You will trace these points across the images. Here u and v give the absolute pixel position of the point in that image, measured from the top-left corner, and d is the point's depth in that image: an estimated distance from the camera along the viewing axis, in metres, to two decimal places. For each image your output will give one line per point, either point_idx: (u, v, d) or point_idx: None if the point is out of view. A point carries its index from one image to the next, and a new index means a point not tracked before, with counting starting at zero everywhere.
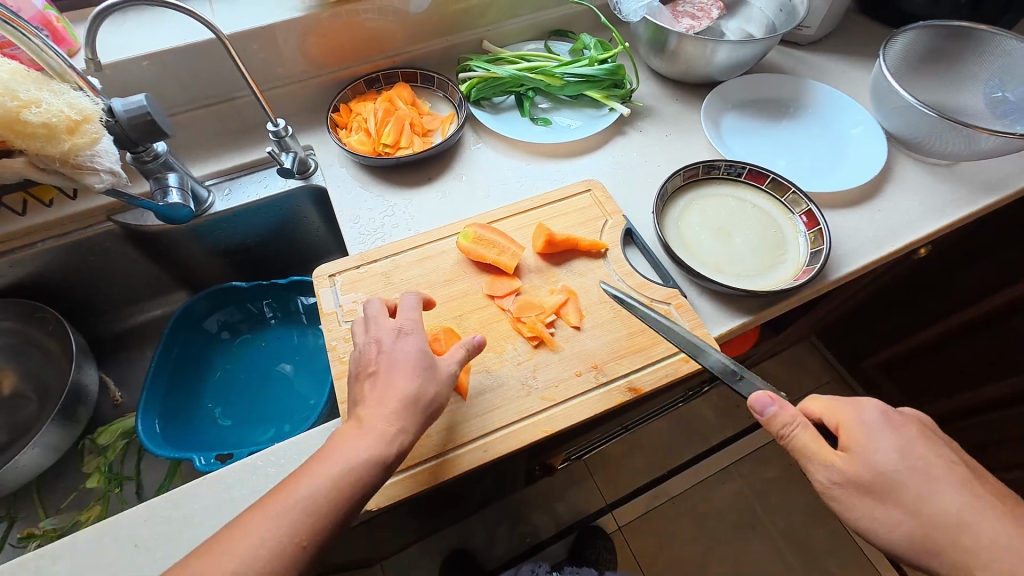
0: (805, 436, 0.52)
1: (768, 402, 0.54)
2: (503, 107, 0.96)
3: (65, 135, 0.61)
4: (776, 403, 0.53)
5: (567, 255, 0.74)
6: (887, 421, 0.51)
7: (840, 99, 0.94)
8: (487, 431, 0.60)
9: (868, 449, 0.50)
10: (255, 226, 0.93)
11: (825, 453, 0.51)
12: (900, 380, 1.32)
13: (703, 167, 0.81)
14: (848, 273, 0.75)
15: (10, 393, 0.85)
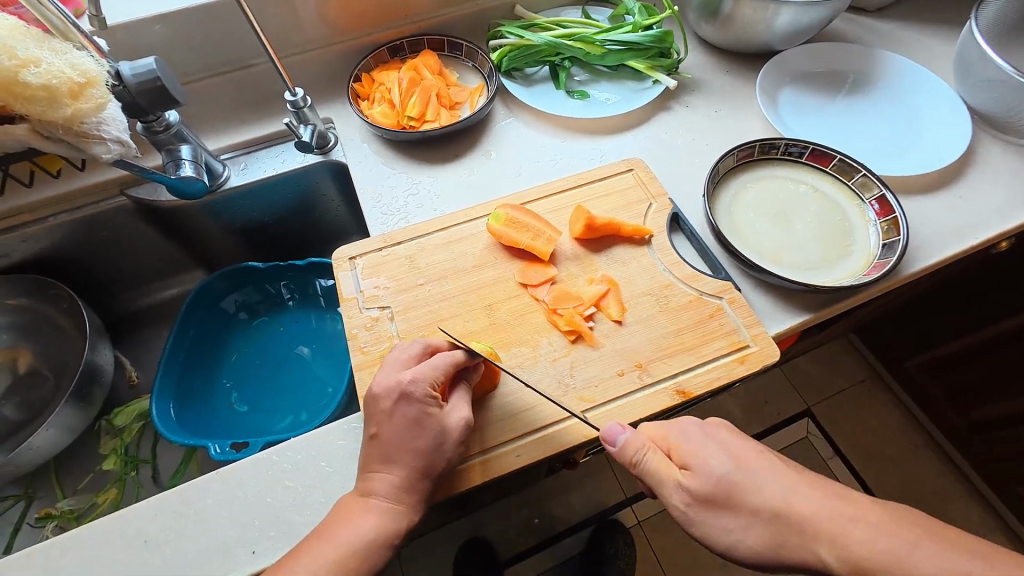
0: (656, 461, 0.49)
1: (619, 431, 0.51)
2: (536, 79, 0.89)
3: (67, 100, 0.56)
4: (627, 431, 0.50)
5: (607, 242, 0.68)
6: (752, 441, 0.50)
7: (915, 72, 0.84)
8: (519, 433, 0.55)
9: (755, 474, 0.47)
10: (272, 203, 0.89)
11: (673, 474, 0.49)
12: (950, 383, 1.23)
13: (760, 146, 0.73)
14: (925, 267, 0.67)
15: (25, 371, 0.83)
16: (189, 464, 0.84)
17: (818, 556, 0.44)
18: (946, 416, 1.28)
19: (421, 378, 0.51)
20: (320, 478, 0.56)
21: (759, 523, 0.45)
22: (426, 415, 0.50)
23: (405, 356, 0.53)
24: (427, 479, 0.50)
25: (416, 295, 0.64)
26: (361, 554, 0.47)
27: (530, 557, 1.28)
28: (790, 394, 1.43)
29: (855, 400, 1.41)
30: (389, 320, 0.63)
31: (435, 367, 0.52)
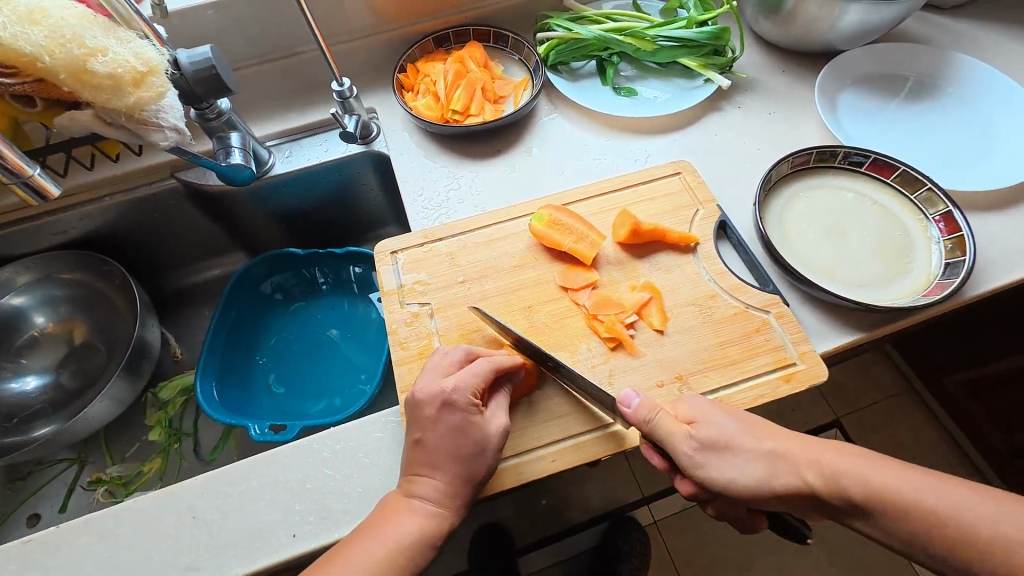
0: (667, 422, 0.50)
1: (633, 394, 0.51)
2: (582, 73, 0.86)
3: (130, 88, 0.57)
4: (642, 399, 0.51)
5: (650, 248, 0.66)
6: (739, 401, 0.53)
7: (992, 78, 0.78)
8: (555, 438, 0.55)
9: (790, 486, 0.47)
10: (313, 191, 0.90)
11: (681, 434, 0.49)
12: (993, 404, 1.17)
13: (817, 154, 0.70)
14: (990, 290, 0.63)
15: (80, 343, 0.87)
16: (228, 440, 0.87)
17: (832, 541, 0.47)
18: (988, 439, 1.22)
19: (464, 386, 0.51)
20: (357, 469, 0.57)
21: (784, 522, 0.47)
22: (465, 415, 0.50)
23: (445, 362, 0.54)
24: (463, 479, 0.50)
25: (456, 293, 0.65)
26: (398, 549, 0.47)
27: None
28: (820, 404, 1.39)
29: (889, 415, 1.36)
30: (428, 317, 0.63)
31: (477, 376, 0.52)
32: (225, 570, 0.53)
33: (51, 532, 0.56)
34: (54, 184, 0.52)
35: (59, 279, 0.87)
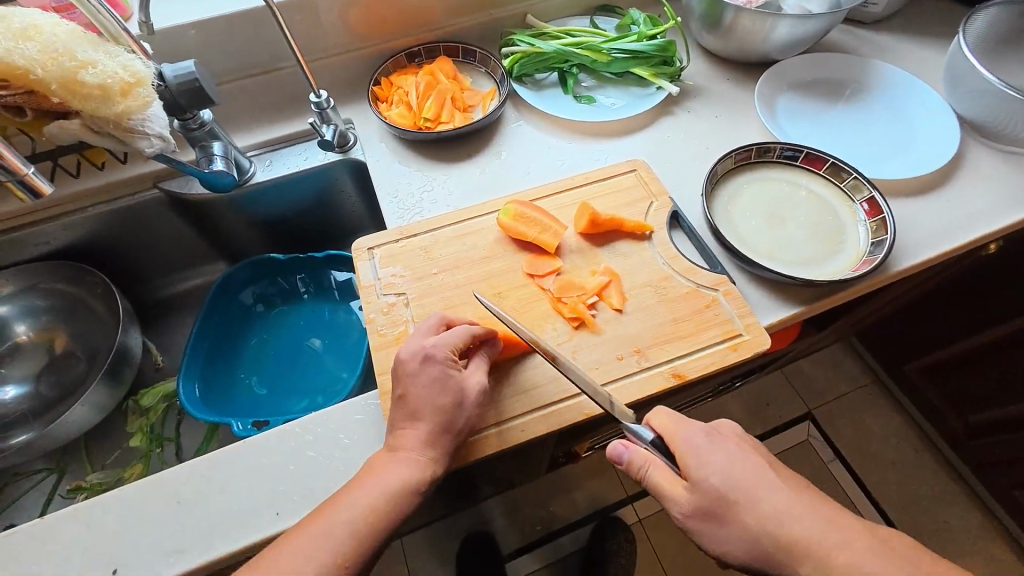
0: None
1: None
2: (546, 84, 0.93)
3: (119, 98, 0.62)
4: (629, 447, 0.54)
5: (610, 237, 0.72)
6: (713, 437, 0.52)
7: (908, 83, 0.88)
8: (522, 411, 0.60)
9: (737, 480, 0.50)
10: (290, 201, 0.93)
11: None
12: (949, 388, 1.24)
13: (756, 149, 0.77)
14: (914, 265, 0.70)
15: (60, 351, 0.89)
16: (210, 443, 0.87)
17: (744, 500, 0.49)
18: (945, 421, 1.30)
19: (442, 342, 0.57)
20: (337, 449, 0.60)
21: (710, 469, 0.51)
22: (455, 385, 0.56)
23: (426, 326, 0.60)
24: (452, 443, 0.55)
25: (430, 283, 0.69)
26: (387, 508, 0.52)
27: (534, 551, 1.24)
28: (793, 397, 1.45)
29: (852, 403, 1.43)
30: (404, 306, 0.67)
31: (457, 335, 0.58)
32: (210, 551, 0.55)
33: (35, 523, 0.57)
34: (47, 184, 0.64)
35: (42, 289, 0.88)
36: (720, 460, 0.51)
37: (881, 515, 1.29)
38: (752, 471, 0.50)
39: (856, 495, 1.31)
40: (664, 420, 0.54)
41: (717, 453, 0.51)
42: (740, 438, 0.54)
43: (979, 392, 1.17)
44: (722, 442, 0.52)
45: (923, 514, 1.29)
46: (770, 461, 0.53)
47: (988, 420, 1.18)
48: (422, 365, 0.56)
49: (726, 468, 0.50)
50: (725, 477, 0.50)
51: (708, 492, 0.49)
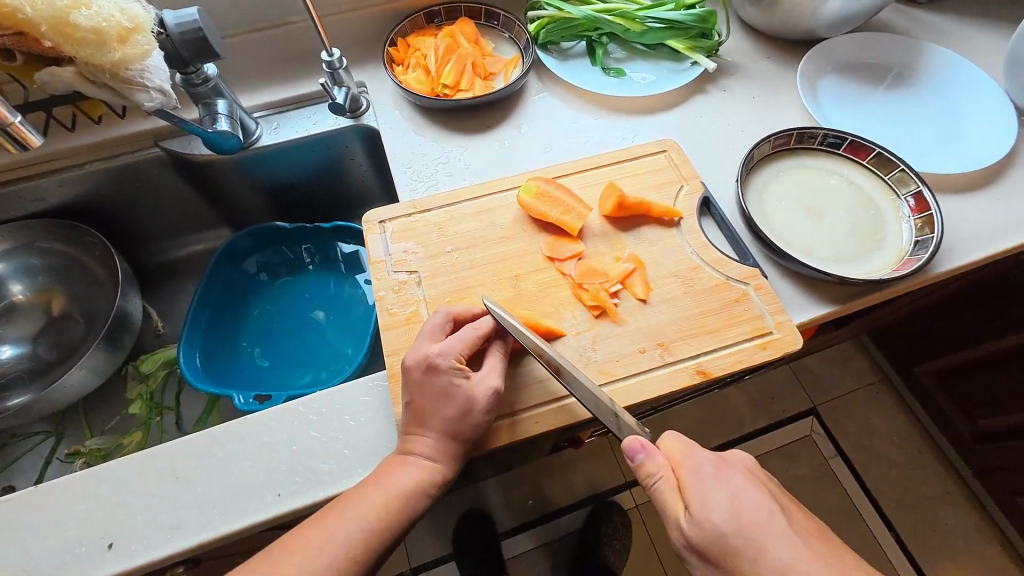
0: None
1: None
2: (572, 54, 0.87)
3: (116, 45, 0.57)
4: (644, 451, 0.50)
5: (636, 222, 0.68)
6: (719, 470, 0.49)
7: (963, 70, 0.81)
8: (537, 402, 0.57)
9: (743, 526, 0.45)
10: (296, 166, 0.88)
11: None
12: (960, 392, 1.17)
13: (797, 134, 0.72)
14: (958, 267, 0.66)
15: (58, 313, 0.86)
16: (210, 414, 0.85)
17: (761, 546, 0.44)
18: (952, 425, 1.23)
19: (448, 350, 0.54)
20: (342, 431, 0.58)
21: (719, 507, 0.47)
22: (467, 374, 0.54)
23: (431, 328, 0.56)
24: (463, 433, 0.53)
25: (444, 262, 0.65)
26: (394, 497, 0.51)
27: (528, 531, 1.21)
28: (796, 391, 1.37)
29: (855, 401, 1.35)
30: (416, 285, 0.64)
31: (462, 340, 0.55)
32: (210, 529, 0.53)
33: (30, 491, 0.55)
34: (39, 137, 0.60)
35: (38, 247, 0.85)
36: (723, 496, 0.47)
37: (879, 515, 1.22)
38: (756, 511, 0.46)
39: (856, 494, 1.25)
40: (668, 448, 0.52)
41: (720, 488, 0.48)
42: (750, 473, 0.49)
43: (989, 398, 1.11)
44: (729, 477, 0.48)
45: (924, 517, 1.22)
46: (781, 502, 0.48)
47: (998, 425, 1.12)
48: (428, 374, 0.53)
49: (728, 504, 0.47)
50: (725, 516, 0.46)
51: (705, 531, 0.46)
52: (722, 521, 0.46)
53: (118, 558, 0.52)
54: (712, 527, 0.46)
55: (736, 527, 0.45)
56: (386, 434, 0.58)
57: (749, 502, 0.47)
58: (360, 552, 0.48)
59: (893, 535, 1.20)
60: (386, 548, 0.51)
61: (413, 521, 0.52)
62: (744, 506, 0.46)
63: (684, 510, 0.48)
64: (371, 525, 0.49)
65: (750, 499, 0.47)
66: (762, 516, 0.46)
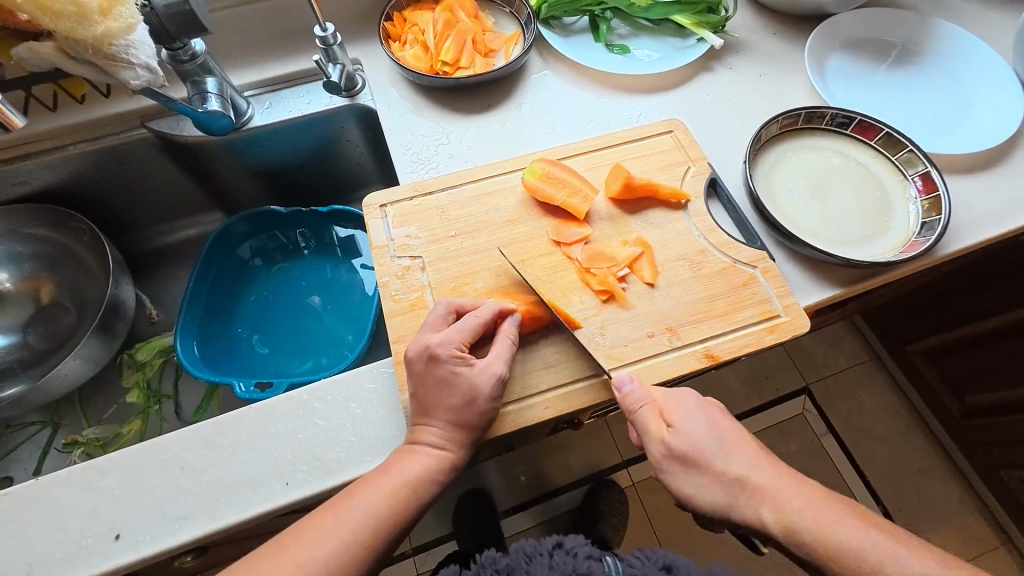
0: None
1: None
2: (575, 30, 0.84)
3: (97, 17, 0.54)
4: (632, 381, 0.53)
5: (643, 204, 0.67)
6: (697, 399, 0.52)
7: (971, 47, 0.80)
8: (546, 388, 0.57)
9: (723, 444, 0.49)
10: (291, 147, 0.85)
11: None
12: (950, 369, 1.19)
13: (805, 114, 0.71)
14: (962, 248, 0.66)
15: (48, 302, 0.83)
16: (210, 402, 0.84)
17: (760, 510, 0.47)
18: (940, 400, 1.25)
19: (449, 340, 0.54)
20: (349, 419, 0.57)
21: (703, 430, 0.50)
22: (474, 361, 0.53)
23: (433, 318, 0.56)
24: (470, 420, 0.53)
25: (448, 247, 0.64)
26: (402, 485, 0.50)
27: (528, 509, 1.22)
28: (791, 371, 1.39)
29: (847, 379, 1.38)
30: (420, 270, 0.62)
31: (464, 330, 0.54)
32: (217, 518, 0.52)
33: (31, 484, 0.54)
34: (20, 117, 0.58)
35: (24, 234, 0.82)
36: (703, 417, 0.51)
37: (865, 486, 1.26)
38: (730, 430, 0.50)
39: (845, 468, 1.28)
40: (649, 386, 0.54)
41: (701, 413, 0.51)
42: (722, 407, 0.54)
43: (978, 374, 1.13)
44: (706, 406, 0.52)
45: (908, 489, 1.25)
46: (747, 433, 0.53)
47: (986, 402, 1.14)
48: (429, 365, 0.53)
49: (707, 427, 0.50)
50: (705, 435, 0.49)
51: (688, 443, 0.49)
52: (707, 442, 0.49)
53: (125, 548, 0.52)
54: (689, 441, 0.49)
55: (713, 446, 0.49)
56: (393, 422, 0.57)
57: (726, 431, 0.50)
58: (368, 541, 0.48)
59: (877, 504, 1.24)
60: (396, 537, 0.51)
61: (421, 509, 0.52)
62: (720, 428, 0.50)
63: (668, 429, 0.50)
64: (379, 513, 0.49)
65: (724, 419, 0.51)
66: (736, 439, 0.50)
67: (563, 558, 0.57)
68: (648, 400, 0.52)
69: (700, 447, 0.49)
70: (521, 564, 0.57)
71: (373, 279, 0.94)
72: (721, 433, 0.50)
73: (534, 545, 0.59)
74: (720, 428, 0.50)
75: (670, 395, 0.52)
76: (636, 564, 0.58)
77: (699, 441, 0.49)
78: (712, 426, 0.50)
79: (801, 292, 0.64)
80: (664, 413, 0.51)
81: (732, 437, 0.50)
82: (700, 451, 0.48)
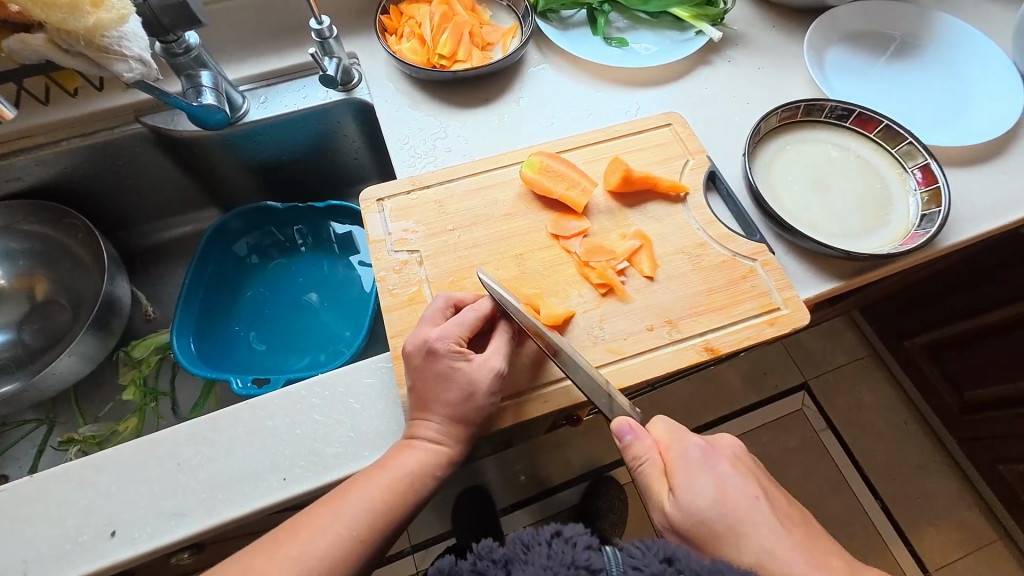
0: None
1: None
2: (572, 23, 0.84)
3: (89, 9, 0.53)
4: (636, 432, 0.51)
5: (642, 198, 0.66)
6: (706, 455, 0.50)
7: (970, 39, 0.80)
8: (545, 383, 0.56)
9: (729, 511, 0.48)
10: (287, 143, 0.85)
11: None
12: (949, 364, 1.19)
13: (804, 107, 0.70)
14: (962, 241, 0.66)
15: (43, 299, 0.83)
16: (207, 399, 0.84)
17: None
18: (938, 395, 1.26)
19: (447, 334, 0.53)
20: (347, 414, 0.57)
21: (707, 492, 0.48)
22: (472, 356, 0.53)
23: (432, 312, 0.55)
24: (468, 415, 0.52)
25: (446, 241, 0.63)
26: (400, 480, 0.50)
27: (528, 507, 1.22)
28: (791, 366, 1.39)
29: (846, 374, 1.38)
30: (418, 265, 0.62)
31: (462, 324, 0.54)
32: (214, 515, 0.52)
33: (26, 481, 0.54)
34: (12, 110, 0.57)
35: (18, 230, 0.81)
36: (709, 481, 0.49)
37: (864, 482, 1.26)
38: (740, 495, 0.48)
39: (844, 464, 1.28)
40: (657, 430, 0.53)
41: (707, 473, 0.49)
42: (735, 457, 0.51)
43: (976, 369, 1.13)
44: (716, 462, 0.50)
45: (906, 484, 1.26)
46: (762, 483, 0.51)
47: (984, 396, 1.14)
48: (427, 359, 0.52)
49: (712, 489, 0.48)
50: (710, 501, 0.48)
51: (688, 515, 0.48)
52: (709, 511, 0.48)
53: (122, 544, 0.51)
54: (690, 508, 0.48)
55: (717, 510, 0.48)
56: (390, 417, 0.57)
57: (733, 493, 0.48)
58: (364, 536, 0.48)
59: (876, 500, 1.24)
60: (392, 533, 0.50)
61: (418, 504, 0.51)
62: (728, 489, 0.49)
63: (670, 494, 0.49)
64: (376, 508, 0.49)
65: (733, 476, 0.49)
66: (744, 502, 0.48)
67: (561, 548, 0.48)
68: (653, 456, 0.51)
69: (702, 516, 0.48)
70: (518, 555, 0.49)
71: (370, 275, 0.93)
72: (727, 495, 0.48)
73: (531, 534, 0.50)
74: (728, 489, 0.49)
75: (677, 452, 0.51)
76: (635, 554, 0.46)
77: (702, 507, 0.48)
78: (719, 490, 0.48)
79: (801, 285, 0.64)
80: (668, 471, 0.50)
81: (740, 502, 0.48)
82: (700, 520, 0.47)
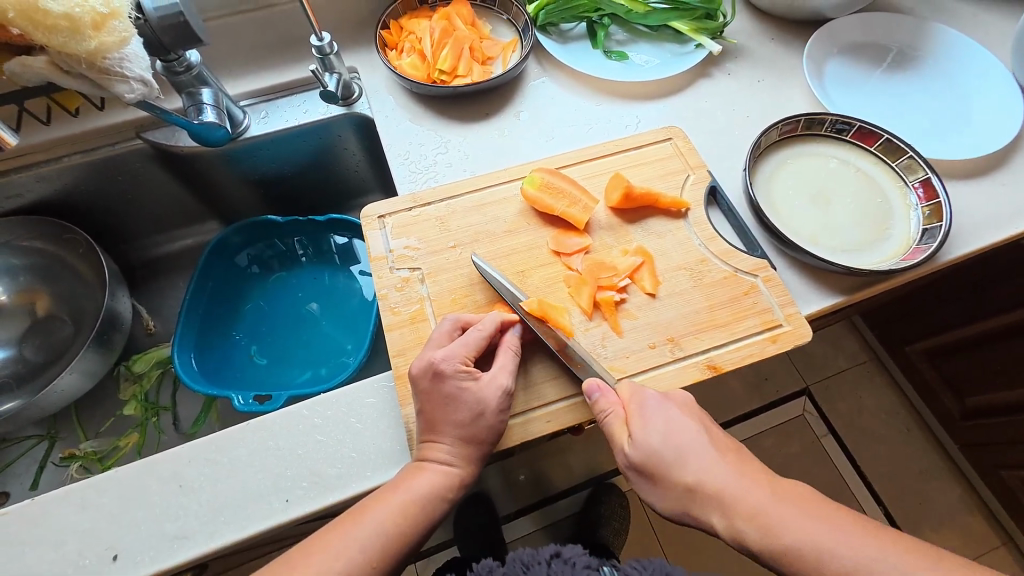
0: None
1: None
2: (572, 36, 0.84)
3: (90, 32, 0.54)
4: (601, 388, 0.53)
5: (642, 213, 0.66)
6: (662, 403, 0.51)
7: (968, 51, 0.80)
8: (551, 400, 0.56)
9: (683, 453, 0.48)
10: (287, 157, 0.85)
11: None
12: (949, 371, 1.19)
13: (804, 120, 0.70)
14: (964, 254, 0.66)
15: (43, 315, 0.82)
16: (208, 414, 0.83)
17: None
18: (939, 401, 1.25)
19: (453, 354, 0.53)
20: (349, 434, 0.57)
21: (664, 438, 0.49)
22: (474, 376, 0.53)
23: (438, 334, 0.55)
24: (472, 436, 0.52)
25: (447, 258, 0.63)
26: (411, 501, 0.50)
27: (529, 514, 1.21)
28: (792, 373, 1.39)
29: (848, 381, 1.37)
30: (419, 282, 0.62)
31: (468, 344, 0.54)
32: (217, 537, 0.52)
33: (28, 503, 0.54)
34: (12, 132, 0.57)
35: (18, 246, 0.81)
36: (663, 423, 0.50)
37: (866, 488, 1.26)
38: (691, 436, 0.49)
39: (846, 470, 1.28)
40: (620, 388, 0.54)
41: (663, 418, 0.50)
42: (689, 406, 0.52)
43: (977, 376, 1.13)
44: (669, 409, 0.51)
45: (909, 491, 1.25)
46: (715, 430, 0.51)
47: (985, 403, 1.14)
48: (435, 381, 0.52)
49: (666, 431, 0.49)
50: (664, 442, 0.49)
51: (645, 455, 0.49)
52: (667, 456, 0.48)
53: (125, 568, 0.51)
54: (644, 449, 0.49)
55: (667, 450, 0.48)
56: (394, 435, 0.57)
57: (685, 438, 0.49)
58: (375, 559, 0.47)
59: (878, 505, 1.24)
60: (404, 555, 0.50)
61: (430, 526, 0.51)
62: (681, 432, 0.49)
63: (628, 437, 0.50)
64: (386, 531, 0.48)
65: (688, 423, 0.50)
66: (694, 444, 0.49)
67: (560, 568, 0.58)
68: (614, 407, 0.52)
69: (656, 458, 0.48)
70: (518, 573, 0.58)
71: (372, 286, 0.93)
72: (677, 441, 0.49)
73: (531, 554, 0.60)
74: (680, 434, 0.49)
75: (635, 404, 0.52)
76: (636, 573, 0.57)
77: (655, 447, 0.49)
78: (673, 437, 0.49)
79: (806, 299, 0.63)
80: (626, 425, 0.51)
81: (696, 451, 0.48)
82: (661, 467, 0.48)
